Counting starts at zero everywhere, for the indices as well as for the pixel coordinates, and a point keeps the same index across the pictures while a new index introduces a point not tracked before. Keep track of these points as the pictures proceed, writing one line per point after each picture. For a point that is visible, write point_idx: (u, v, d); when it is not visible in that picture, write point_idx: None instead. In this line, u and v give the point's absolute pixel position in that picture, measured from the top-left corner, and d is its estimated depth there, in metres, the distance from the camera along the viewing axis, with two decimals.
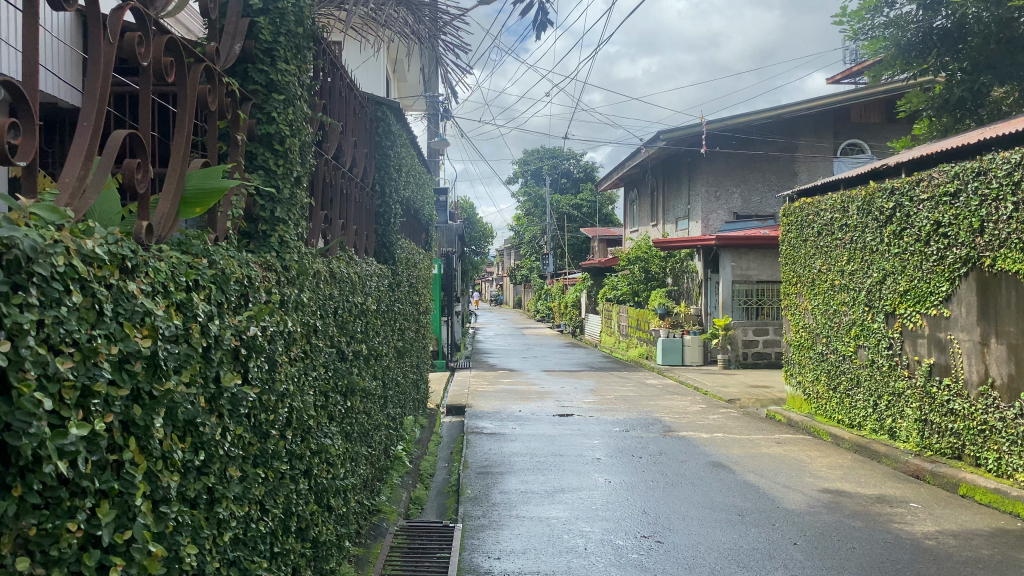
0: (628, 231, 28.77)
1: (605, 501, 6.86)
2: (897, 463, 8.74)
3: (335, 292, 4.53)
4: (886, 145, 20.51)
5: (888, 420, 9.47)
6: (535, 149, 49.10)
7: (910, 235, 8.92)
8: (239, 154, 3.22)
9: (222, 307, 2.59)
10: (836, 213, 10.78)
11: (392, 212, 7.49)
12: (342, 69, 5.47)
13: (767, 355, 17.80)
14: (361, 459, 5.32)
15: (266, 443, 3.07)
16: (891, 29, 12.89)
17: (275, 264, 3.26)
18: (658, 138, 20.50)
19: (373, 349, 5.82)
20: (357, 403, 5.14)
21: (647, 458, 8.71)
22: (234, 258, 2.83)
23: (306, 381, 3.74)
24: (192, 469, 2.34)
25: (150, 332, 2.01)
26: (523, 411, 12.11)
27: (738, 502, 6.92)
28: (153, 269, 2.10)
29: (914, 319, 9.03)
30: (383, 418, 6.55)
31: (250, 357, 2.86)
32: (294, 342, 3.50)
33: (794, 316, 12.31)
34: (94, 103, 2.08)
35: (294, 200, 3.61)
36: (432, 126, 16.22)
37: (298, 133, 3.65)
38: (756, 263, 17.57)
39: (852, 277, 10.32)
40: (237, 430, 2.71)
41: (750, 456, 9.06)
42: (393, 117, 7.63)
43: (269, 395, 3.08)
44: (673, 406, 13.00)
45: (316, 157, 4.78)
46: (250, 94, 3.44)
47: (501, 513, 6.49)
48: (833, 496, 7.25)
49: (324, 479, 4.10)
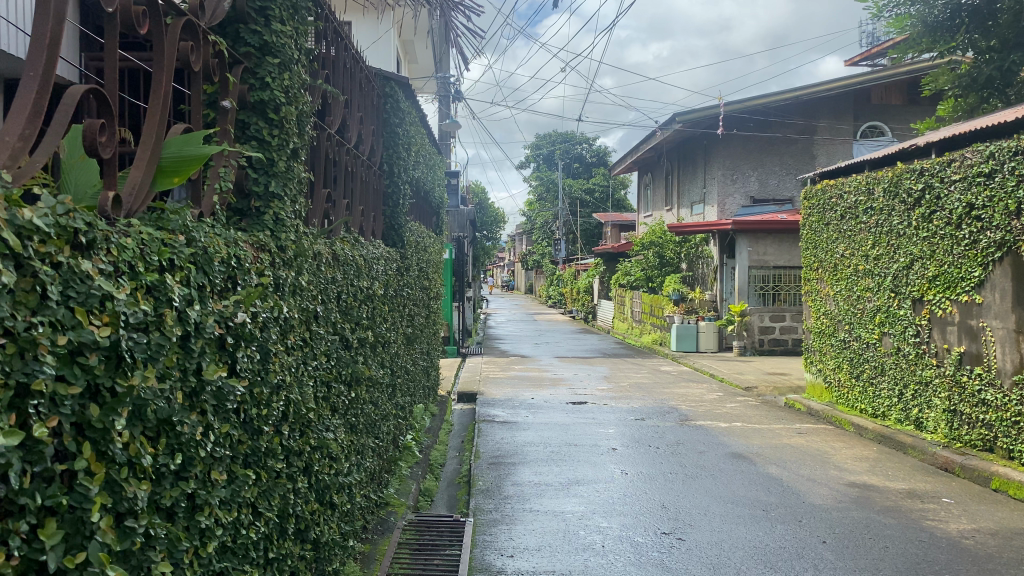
0: (642, 215, 28.37)
1: (623, 494, 6.58)
2: (924, 456, 8.40)
3: (339, 276, 4.24)
4: (908, 127, 19.99)
5: (915, 411, 9.13)
6: (547, 132, 48.51)
7: (940, 218, 8.55)
8: (229, 122, 2.93)
9: (204, 291, 2.30)
10: (861, 195, 10.39)
11: (400, 193, 7.19)
12: (346, 39, 5.18)
13: (784, 342, 17.42)
14: (367, 452, 5.04)
15: (258, 440, 2.79)
16: (917, 6, 12.36)
17: (268, 244, 2.98)
18: (675, 120, 20.05)
19: (380, 336, 5.53)
20: (363, 393, 4.86)
21: (665, 448, 8.41)
22: (220, 236, 2.53)
23: (305, 371, 3.46)
24: (168, 474, 2.07)
25: (111, 320, 1.72)
26: (536, 398, 11.83)
27: (762, 496, 6.62)
28: (117, 245, 1.81)
29: (943, 306, 8.67)
30: (392, 408, 6.27)
31: (239, 346, 2.57)
32: (291, 330, 3.23)
33: (816, 302, 11.94)
34: (45, 49, 1.80)
35: (291, 174, 3.31)
36: (443, 107, 15.87)
37: (296, 101, 3.34)
38: (773, 248, 17.17)
39: (877, 262, 9.96)
40: (223, 428, 2.44)
41: (770, 447, 8.75)
42: (402, 93, 7.30)
43: (261, 388, 2.80)
44: (689, 394, 12.69)
45: (317, 132, 4.49)
46: (242, 57, 3.13)
47: (513, 507, 6.22)
48: (861, 491, 6.93)
49: (327, 475, 3.83)
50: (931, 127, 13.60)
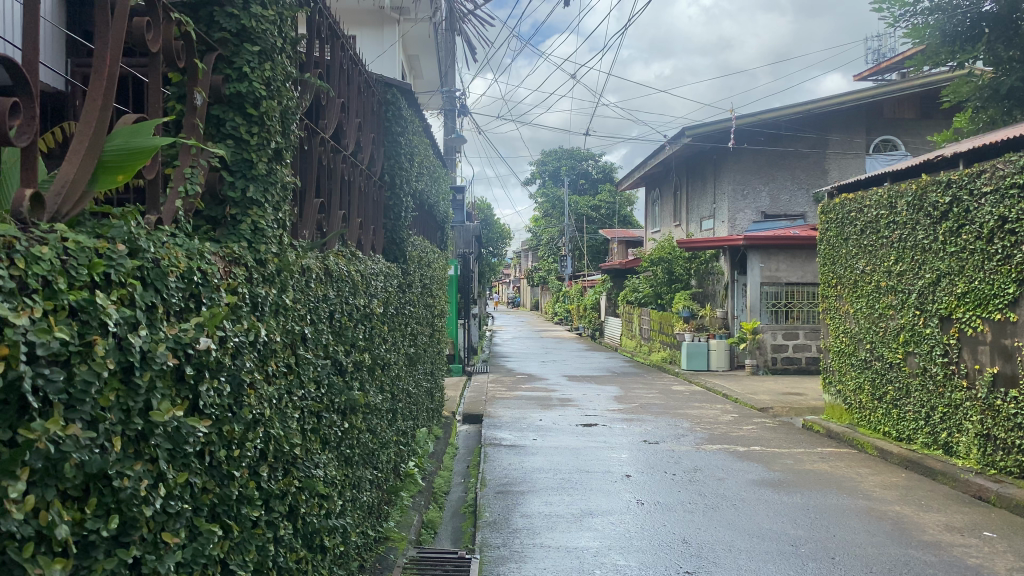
0: (650, 231, 27.90)
1: (640, 527, 6.14)
2: (956, 483, 7.91)
3: (331, 293, 3.83)
4: (922, 140, 19.57)
5: (943, 435, 8.66)
6: (553, 148, 48.12)
7: (970, 231, 8.11)
8: (198, 116, 2.54)
9: (155, 313, 1.90)
10: (883, 209, 9.97)
11: (403, 206, 6.78)
12: (341, 37, 4.80)
13: (797, 360, 16.85)
14: (363, 486, 4.61)
15: (228, 487, 2.38)
16: (936, 15, 11.88)
17: (243, 257, 2.58)
18: (684, 134, 19.68)
19: (379, 358, 5.12)
20: (359, 421, 4.44)
21: (682, 475, 7.95)
22: (179, 246, 2.14)
23: (289, 404, 3.04)
24: (101, 542, 1.66)
25: (10, 353, 1.33)
26: (544, 420, 11.35)
27: (791, 529, 6.18)
28: (24, 256, 1.42)
29: (974, 324, 8.20)
30: (392, 435, 5.84)
31: (202, 378, 2.16)
32: (272, 355, 2.83)
33: (834, 319, 11.49)
34: None
35: (275, 179, 2.89)
36: (448, 121, 15.53)
37: (280, 96, 2.94)
38: (786, 263, 16.75)
39: (901, 278, 9.52)
40: (181, 477, 2.02)
41: (793, 473, 8.27)
42: (405, 101, 6.92)
43: (232, 425, 2.38)
44: (703, 416, 12.18)
45: (308, 135, 4.09)
46: (217, 44, 2.75)
47: (523, 543, 5.77)
48: (895, 524, 6.45)
49: (315, 518, 3.40)
50: (948, 140, 13.09)
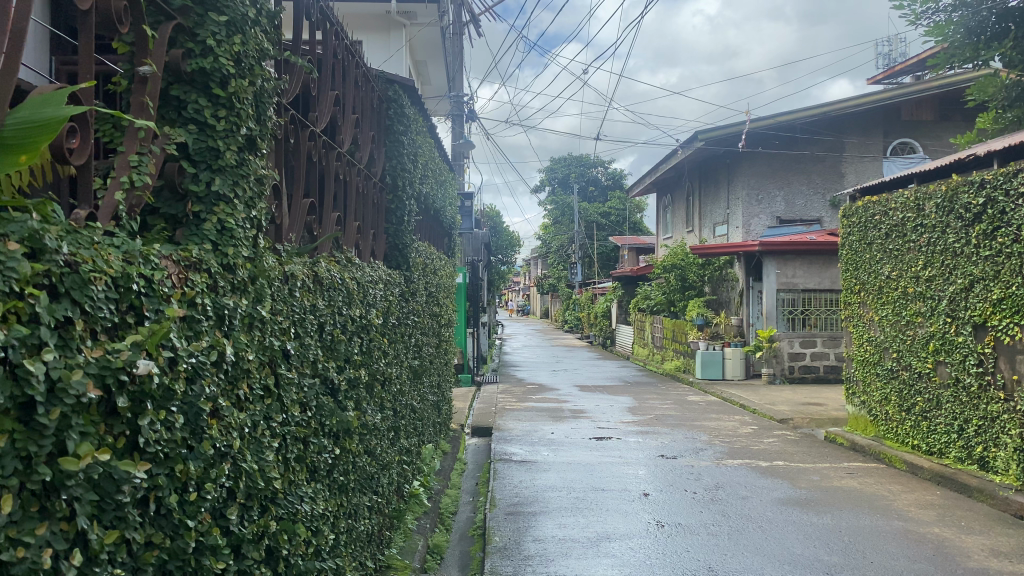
0: (663, 238, 27.46)
1: (659, 553, 5.70)
2: (995, 501, 7.42)
3: (321, 303, 3.42)
4: (941, 143, 19.06)
5: (978, 449, 8.15)
6: (562, 156, 47.79)
7: (1005, 234, 7.65)
8: (148, 92, 2.17)
9: (71, 330, 1.50)
10: (909, 211, 9.51)
11: (406, 210, 6.38)
12: (335, 23, 4.41)
13: (815, 369, 16.35)
14: (361, 515, 4.19)
15: (181, 539, 1.96)
16: (960, 11, 11.29)
17: (205, 262, 2.18)
18: (697, 138, 19.29)
19: (378, 373, 4.69)
20: (354, 444, 4.01)
21: (703, 494, 7.49)
22: (114, 246, 1.74)
23: (265, 430, 2.63)
24: None
25: None
26: (556, 433, 10.92)
27: (822, 555, 5.73)
28: None
29: (1010, 331, 7.66)
30: (394, 455, 5.43)
31: (143, 410, 1.76)
32: (244, 377, 2.42)
33: (857, 328, 11.01)
34: None
35: (247, 170, 2.49)
36: (456, 126, 15.14)
37: (253, 76, 2.54)
38: (802, 270, 16.25)
39: (930, 284, 9.06)
40: (108, 535, 1.60)
41: (821, 491, 7.81)
42: (407, 98, 6.55)
43: (187, 463, 1.98)
44: (721, 428, 11.74)
45: (295, 127, 3.69)
46: (177, 14, 2.38)
47: (536, 571, 5.32)
48: (937, 548, 5.98)
49: (301, 559, 2.96)
50: (972, 142, 12.50)
